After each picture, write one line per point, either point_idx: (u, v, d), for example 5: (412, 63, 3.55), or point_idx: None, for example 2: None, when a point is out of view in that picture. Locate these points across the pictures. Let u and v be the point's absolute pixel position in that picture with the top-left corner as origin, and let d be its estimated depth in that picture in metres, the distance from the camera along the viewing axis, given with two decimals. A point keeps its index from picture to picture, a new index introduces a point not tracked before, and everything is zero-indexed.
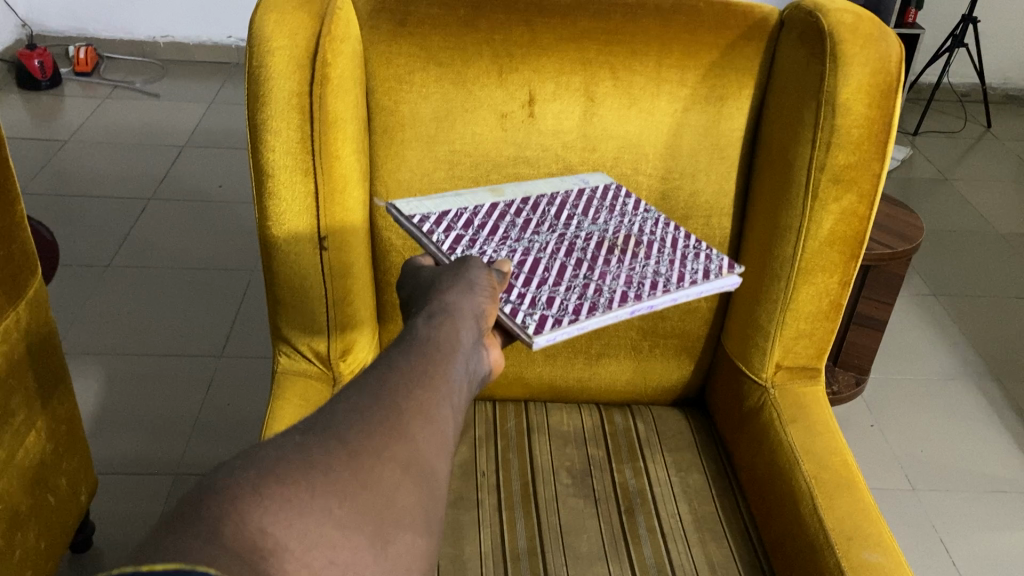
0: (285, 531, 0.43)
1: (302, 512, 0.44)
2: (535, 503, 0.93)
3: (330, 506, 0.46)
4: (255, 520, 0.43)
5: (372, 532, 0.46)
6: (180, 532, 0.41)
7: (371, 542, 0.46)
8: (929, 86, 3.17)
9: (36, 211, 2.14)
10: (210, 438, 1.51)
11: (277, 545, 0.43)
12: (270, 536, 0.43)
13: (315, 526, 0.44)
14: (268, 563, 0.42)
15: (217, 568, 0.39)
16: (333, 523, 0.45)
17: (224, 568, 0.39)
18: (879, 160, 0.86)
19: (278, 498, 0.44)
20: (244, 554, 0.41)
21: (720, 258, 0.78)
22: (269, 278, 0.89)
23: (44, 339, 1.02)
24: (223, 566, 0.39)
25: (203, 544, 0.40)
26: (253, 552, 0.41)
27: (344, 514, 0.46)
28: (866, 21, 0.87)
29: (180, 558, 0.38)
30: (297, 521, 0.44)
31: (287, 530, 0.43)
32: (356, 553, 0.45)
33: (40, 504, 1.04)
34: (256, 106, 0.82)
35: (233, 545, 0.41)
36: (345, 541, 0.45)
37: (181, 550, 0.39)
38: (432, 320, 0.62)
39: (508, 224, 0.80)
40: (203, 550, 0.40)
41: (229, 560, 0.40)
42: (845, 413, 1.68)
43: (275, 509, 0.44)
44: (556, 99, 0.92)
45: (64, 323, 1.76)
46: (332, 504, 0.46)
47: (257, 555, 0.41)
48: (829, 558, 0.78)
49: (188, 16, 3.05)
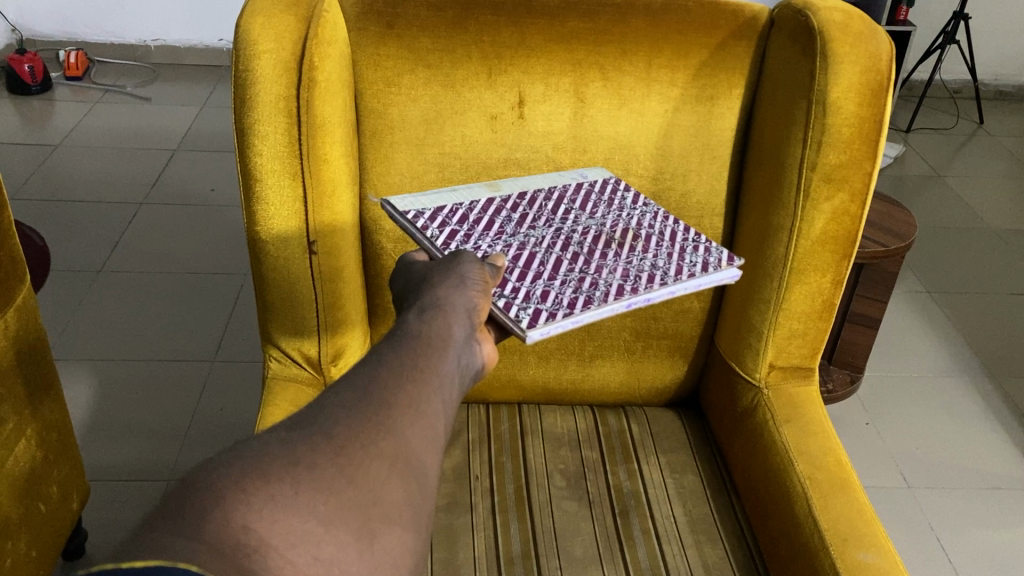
0: (268, 528, 0.43)
1: (286, 508, 0.44)
2: (530, 506, 0.92)
3: (315, 503, 0.45)
4: (238, 517, 0.43)
5: (358, 529, 0.46)
6: (163, 530, 0.41)
7: (357, 538, 0.46)
8: (921, 83, 3.17)
9: (26, 216, 2.13)
10: (203, 443, 1.50)
11: (261, 544, 0.42)
12: (253, 533, 0.43)
13: (299, 523, 0.44)
14: (251, 560, 0.41)
15: (199, 565, 0.39)
16: (318, 520, 0.45)
17: (208, 566, 0.39)
18: (871, 159, 0.85)
19: (263, 494, 0.44)
20: (226, 551, 0.41)
21: (718, 251, 0.77)
22: (258, 283, 0.89)
23: (33, 345, 1.02)
24: (204, 563, 0.39)
25: (187, 540, 0.40)
26: (236, 549, 0.41)
27: (329, 510, 0.46)
28: (856, 20, 0.86)
29: (163, 556, 0.38)
30: (282, 517, 0.44)
31: (271, 526, 0.43)
32: (342, 549, 0.45)
33: (31, 512, 1.03)
34: (242, 110, 0.81)
35: (217, 543, 0.41)
36: (329, 537, 0.45)
37: (162, 549, 0.39)
38: (424, 315, 0.61)
39: (505, 219, 0.80)
40: (186, 547, 0.39)
41: (214, 558, 0.40)
42: (839, 412, 1.68)
43: (259, 505, 0.44)
44: (546, 100, 0.92)
45: (55, 330, 1.75)
46: (317, 500, 0.45)
47: (240, 552, 0.41)
48: (824, 559, 0.78)
49: (178, 20, 3.04)
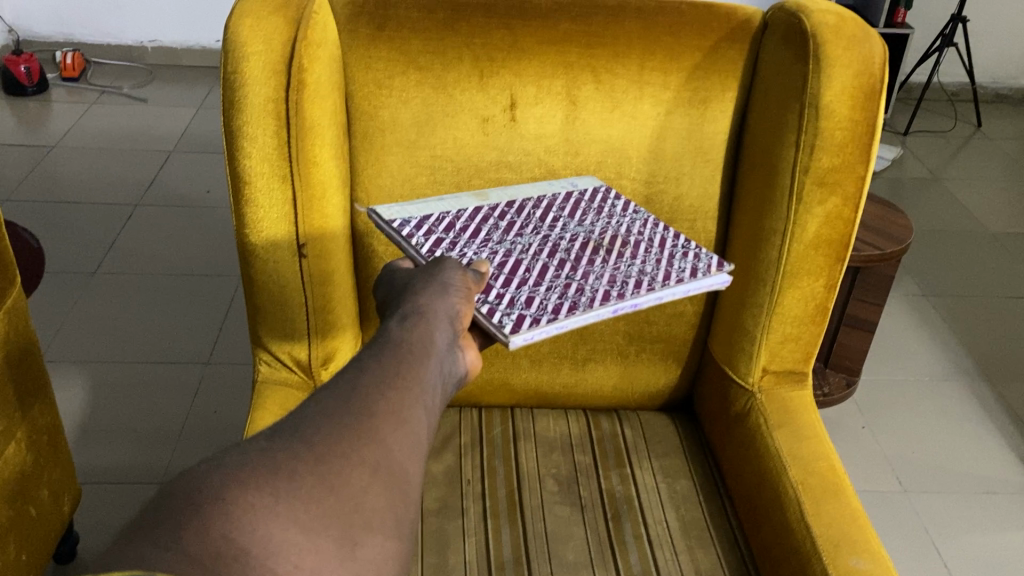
0: (248, 537, 0.43)
1: (266, 517, 0.44)
2: (521, 511, 0.92)
3: (295, 511, 0.45)
4: (219, 526, 0.42)
5: (339, 536, 0.45)
6: (143, 539, 0.40)
7: (338, 546, 0.45)
8: (919, 86, 3.17)
9: (22, 217, 2.12)
10: (196, 445, 1.49)
11: (241, 552, 0.42)
12: (233, 542, 0.42)
13: (279, 531, 0.44)
14: (231, 568, 0.41)
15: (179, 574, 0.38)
16: (299, 528, 0.44)
17: None
18: (864, 162, 0.85)
19: (243, 502, 0.44)
20: (206, 561, 0.40)
21: (708, 258, 0.77)
22: (247, 286, 0.88)
23: (23, 348, 1.01)
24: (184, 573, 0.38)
25: (164, 552, 0.40)
26: (215, 559, 0.41)
27: (310, 518, 0.45)
28: (849, 22, 0.86)
29: (141, 566, 0.38)
30: (261, 526, 0.43)
31: (251, 535, 0.43)
32: (322, 558, 0.44)
33: (21, 516, 1.02)
34: (232, 112, 0.81)
35: (197, 551, 0.40)
36: (310, 545, 0.44)
37: (142, 558, 0.38)
38: (406, 322, 0.60)
39: (492, 227, 0.80)
40: (166, 557, 0.39)
41: (192, 567, 0.39)
42: (834, 414, 1.67)
43: (240, 514, 0.43)
44: (538, 103, 0.91)
45: (49, 332, 1.74)
46: (298, 508, 0.45)
47: (220, 561, 0.41)
48: (816, 565, 0.77)
49: (176, 20, 3.03)
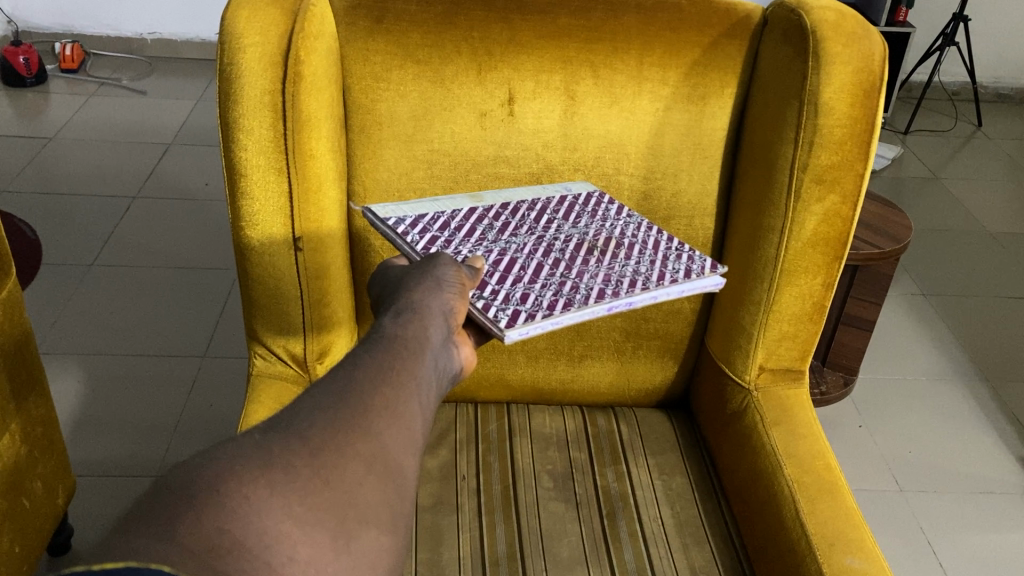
0: (243, 529, 0.42)
1: (262, 509, 0.43)
2: (516, 508, 0.91)
3: (290, 503, 0.45)
4: (212, 518, 0.42)
5: (334, 530, 0.45)
6: (137, 531, 0.40)
7: (333, 539, 0.45)
8: (919, 85, 3.16)
9: (19, 208, 2.11)
10: (192, 437, 1.49)
11: (234, 544, 0.42)
12: (226, 533, 0.42)
13: (274, 522, 0.43)
14: (225, 561, 0.41)
15: (173, 566, 0.38)
16: (294, 521, 0.44)
17: (181, 567, 0.38)
18: (862, 160, 0.85)
19: (238, 494, 0.43)
20: (199, 553, 0.40)
21: (703, 259, 0.76)
22: (242, 279, 0.88)
23: (18, 339, 1.01)
24: (176, 564, 0.38)
25: (157, 542, 0.39)
26: (207, 551, 0.40)
27: (306, 511, 0.45)
28: (849, 20, 0.86)
29: (137, 556, 0.37)
30: (255, 518, 0.43)
31: (246, 527, 0.42)
32: (318, 550, 0.44)
33: (15, 507, 1.02)
34: (227, 104, 0.80)
35: (190, 544, 0.40)
36: (305, 538, 0.44)
37: (135, 549, 0.38)
38: (400, 318, 0.60)
39: (487, 227, 0.79)
40: (158, 548, 0.39)
41: (184, 560, 0.39)
42: (831, 414, 1.67)
43: (234, 505, 0.43)
44: (535, 98, 0.91)
45: (45, 324, 1.74)
46: (294, 501, 0.45)
47: (213, 553, 0.40)
48: (811, 562, 0.77)
49: (175, 12, 3.02)
